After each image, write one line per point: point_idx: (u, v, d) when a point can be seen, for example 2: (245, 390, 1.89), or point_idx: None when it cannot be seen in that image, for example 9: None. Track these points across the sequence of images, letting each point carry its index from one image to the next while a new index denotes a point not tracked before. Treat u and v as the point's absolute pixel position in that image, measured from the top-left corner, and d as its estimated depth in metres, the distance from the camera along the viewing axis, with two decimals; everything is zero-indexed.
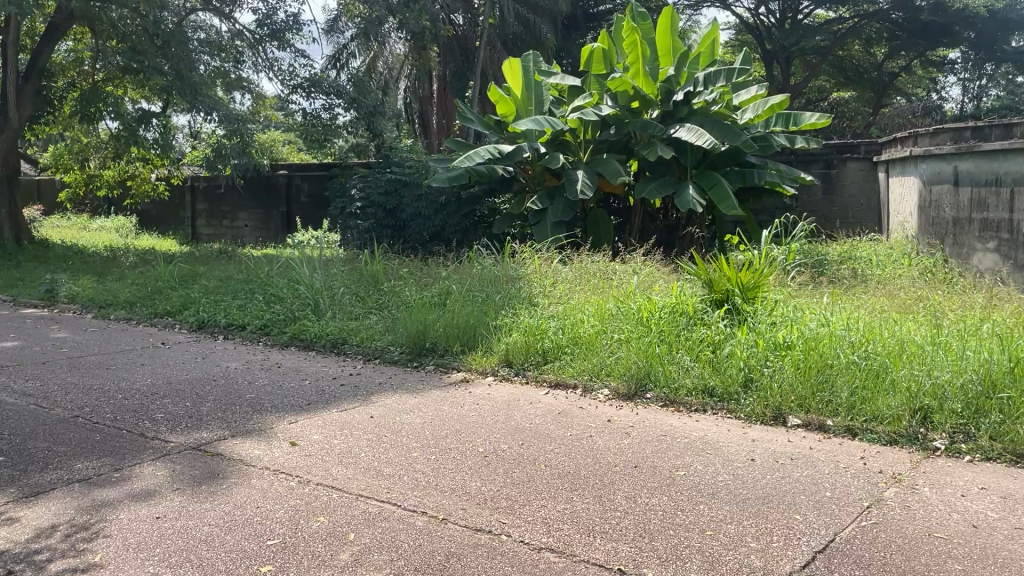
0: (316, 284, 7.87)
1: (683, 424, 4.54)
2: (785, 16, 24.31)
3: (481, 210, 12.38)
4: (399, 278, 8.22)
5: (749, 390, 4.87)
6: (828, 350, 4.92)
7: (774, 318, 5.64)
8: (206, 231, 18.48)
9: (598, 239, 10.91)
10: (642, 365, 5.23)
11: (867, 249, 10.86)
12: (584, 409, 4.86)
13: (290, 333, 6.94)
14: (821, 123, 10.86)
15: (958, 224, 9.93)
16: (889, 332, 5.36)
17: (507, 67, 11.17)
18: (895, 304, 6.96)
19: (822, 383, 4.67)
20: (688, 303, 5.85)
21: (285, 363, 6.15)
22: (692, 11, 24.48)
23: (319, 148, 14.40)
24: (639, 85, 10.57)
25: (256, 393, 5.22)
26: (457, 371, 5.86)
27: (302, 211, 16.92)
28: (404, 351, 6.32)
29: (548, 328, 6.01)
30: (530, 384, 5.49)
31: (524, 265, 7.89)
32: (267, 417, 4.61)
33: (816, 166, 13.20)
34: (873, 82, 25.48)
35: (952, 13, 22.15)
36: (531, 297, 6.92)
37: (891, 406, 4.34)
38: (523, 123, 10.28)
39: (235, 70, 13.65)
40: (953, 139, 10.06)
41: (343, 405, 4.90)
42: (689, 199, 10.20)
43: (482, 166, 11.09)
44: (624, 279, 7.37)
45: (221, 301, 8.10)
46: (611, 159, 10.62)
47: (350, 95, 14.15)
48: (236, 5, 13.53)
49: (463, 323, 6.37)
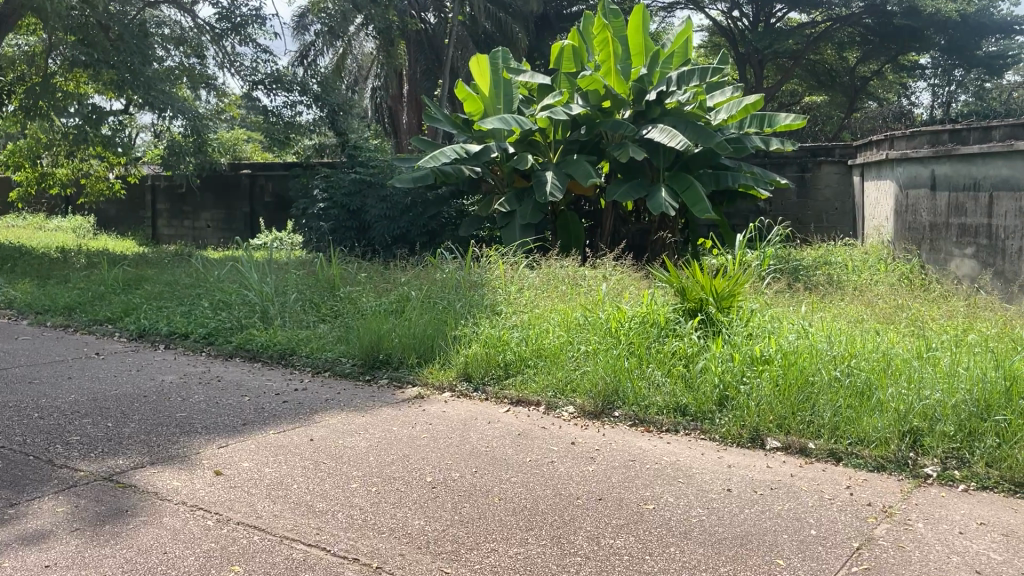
0: (267, 290, 7.41)
1: (652, 448, 4.16)
2: (757, 19, 24.17)
3: (448, 211, 11.94)
4: (356, 284, 7.78)
5: (724, 410, 4.50)
6: (809, 366, 4.56)
7: (751, 330, 5.27)
8: (166, 232, 17.84)
9: (568, 244, 10.54)
10: (610, 382, 4.85)
11: (842, 254, 10.59)
12: (546, 430, 4.46)
13: (236, 343, 6.48)
14: (797, 124, 10.54)
15: (934, 229, 9.69)
16: (872, 345, 5.03)
17: (474, 64, 10.75)
18: (874, 313, 6.63)
19: (803, 402, 4.31)
20: (659, 313, 5.47)
21: (227, 377, 5.69)
22: (666, 13, 24.26)
23: (282, 148, 13.89)
24: (610, 84, 10.22)
25: (187, 413, 4.75)
26: (412, 386, 5.44)
27: (266, 211, 16.38)
28: (356, 362, 5.89)
29: (510, 339, 5.62)
30: (490, 401, 5.08)
31: (489, 270, 7.50)
32: (194, 441, 4.17)
33: (790, 169, 12.92)
34: (845, 85, 25.42)
35: (925, 18, 22.08)
36: (494, 304, 6.53)
37: (877, 428, 4.00)
38: (491, 122, 9.85)
39: (200, 66, 13.15)
40: (930, 143, 9.82)
41: (281, 425, 4.46)
42: (661, 201, 9.85)
43: (449, 166, 10.66)
44: (593, 286, 6.98)
45: (165, 308, 7.60)
46: (581, 160, 10.22)
47: (314, 92, 13.61)
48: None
49: (420, 333, 5.95)
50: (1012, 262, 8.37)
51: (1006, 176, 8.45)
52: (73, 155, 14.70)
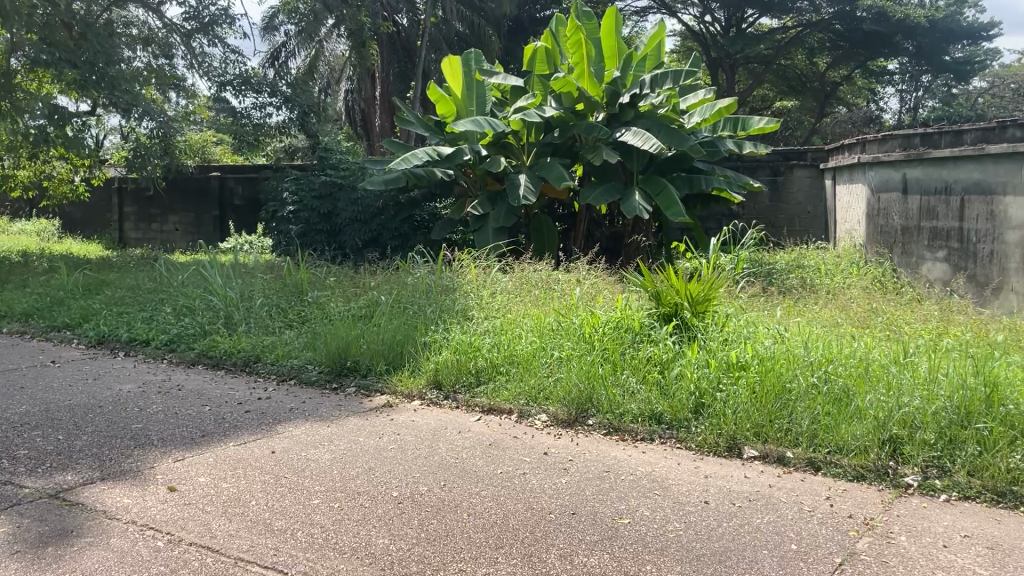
0: (232, 295, 7.21)
1: (627, 457, 4.04)
2: (730, 24, 24.25)
3: (420, 214, 11.77)
4: (325, 288, 7.59)
5: (700, 417, 4.39)
6: (786, 372, 4.46)
7: (727, 335, 5.17)
8: (133, 236, 17.46)
9: (542, 247, 10.41)
10: (584, 389, 4.71)
11: (814, 257, 10.56)
12: (518, 440, 4.32)
13: (198, 350, 6.27)
14: (770, 127, 10.52)
15: (906, 233, 9.70)
16: (849, 350, 4.94)
17: (446, 65, 10.59)
18: (848, 318, 6.58)
19: (780, 410, 4.21)
20: (634, 318, 5.35)
21: (188, 385, 5.48)
22: (639, 17, 24.28)
23: (251, 150, 13.63)
24: (584, 86, 10.12)
25: (144, 424, 4.56)
26: (380, 394, 5.26)
27: (236, 214, 16.09)
28: (322, 369, 5.71)
29: (482, 345, 5.48)
30: (460, 410, 4.92)
31: (461, 274, 7.36)
32: (149, 455, 3.99)
33: (763, 173, 12.91)
34: (816, 91, 25.62)
35: (894, 23, 22.21)
36: (466, 309, 6.38)
37: (857, 436, 3.90)
38: (463, 124, 9.70)
39: (169, 67, 12.88)
40: (902, 146, 9.81)
41: (242, 437, 4.29)
42: (635, 205, 9.75)
43: (421, 169, 10.49)
44: (567, 290, 6.87)
45: (126, 313, 7.36)
46: (554, 163, 10.09)
47: (284, 94, 13.36)
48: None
49: (389, 340, 5.78)
50: (983, 266, 8.39)
51: (978, 180, 8.45)
52: (34, 157, 14.31)
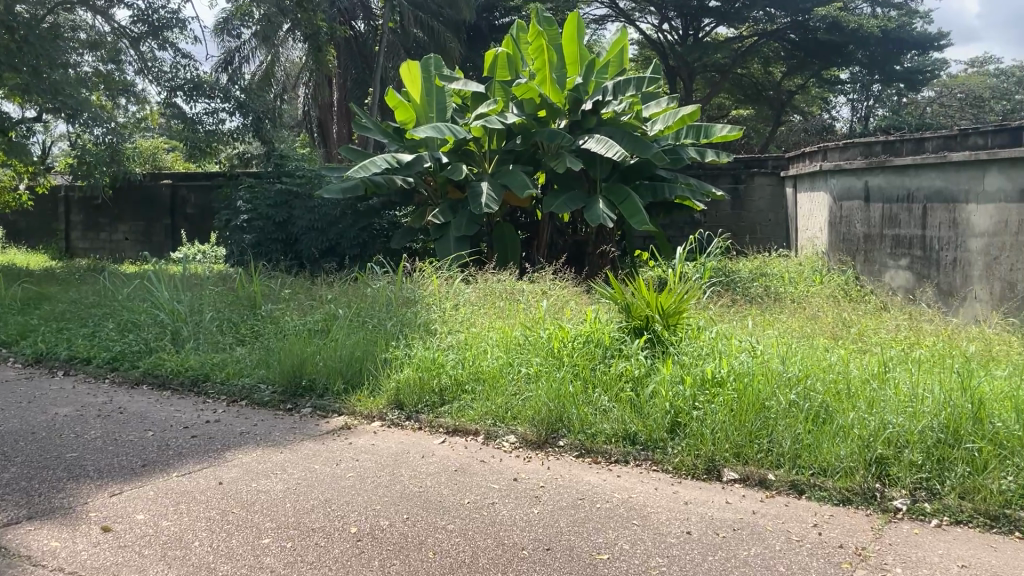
0: (180, 309, 6.84)
1: (602, 482, 3.82)
2: (687, 33, 24.16)
3: (379, 223, 11.46)
4: (279, 301, 7.25)
5: (676, 437, 4.18)
6: (764, 388, 4.28)
7: (702, 348, 4.97)
8: (80, 245, 16.85)
9: (505, 257, 10.18)
10: (553, 408, 4.48)
11: (778, 265, 10.48)
12: (486, 464, 4.07)
13: (143, 369, 5.92)
14: (732, 135, 10.41)
15: (869, 241, 9.66)
16: (826, 364, 4.78)
17: (405, 71, 10.34)
18: (817, 329, 6.42)
19: (760, 430, 4.03)
20: (604, 332, 5.13)
21: (131, 408, 5.13)
22: (598, 26, 24.24)
23: (202, 157, 13.17)
24: (546, 93, 9.90)
25: (80, 452, 4.22)
26: (337, 415, 4.96)
27: (188, 223, 15.61)
28: (275, 388, 5.40)
29: (446, 361, 5.21)
30: (423, 431, 4.65)
31: (422, 285, 7.08)
32: (83, 488, 3.67)
33: (724, 180, 12.84)
34: (771, 99, 25.75)
35: (848, 32, 22.13)
36: (427, 323, 6.10)
37: (841, 456, 3.75)
38: (423, 130, 9.44)
39: (119, 73, 12.30)
40: (863, 154, 9.79)
41: (187, 466, 3.99)
42: (599, 213, 9.56)
43: (379, 176, 10.20)
44: (531, 301, 6.64)
45: (66, 330, 6.94)
46: (517, 170, 9.88)
47: (237, 99, 12.92)
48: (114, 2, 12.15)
49: (347, 356, 5.49)
50: (946, 274, 8.31)
51: (940, 187, 8.39)
52: None
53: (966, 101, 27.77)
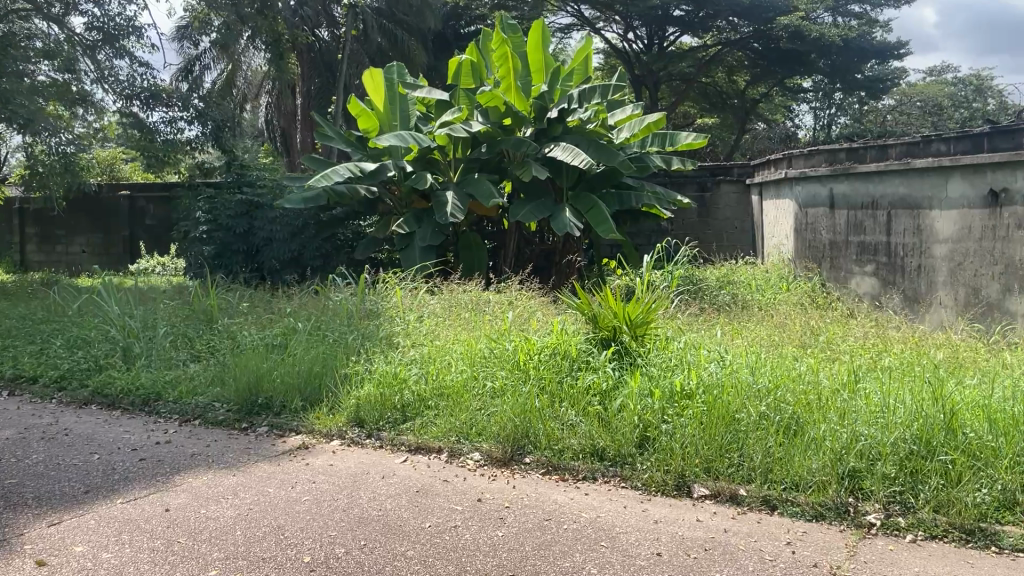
0: (132, 325, 6.60)
1: (568, 501, 3.69)
2: (652, 42, 24.16)
3: (343, 233, 11.26)
4: (237, 315, 7.02)
5: (645, 452, 4.06)
6: (733, 400, 4.18)
7: (671, 359, 4.86)
8: (36, 259, 16.36)
9: (470, 267, 10.03)
10: (519, 424, 4.34)
11: (745, 273, 10.44)
12: (449, 484, 3.92)
13: (92, 388, 5.67)
14: (698, 143, 10.38)
15: (834, 247, 9.67)
16: (796, 374, 4.69)
17: (368, 77, 10.16)
18: (784, 338, 6.35)
19: (731, 443, 3.93)
20: (570, 344, 5.00)
21: (77, 429, 4.89)
22: (563, 34, 24.23)
23: (161, 167, 12.82)
24: (511, 101, 9.78)
25: (18, 478, 3.98)
26: (296, 434, 4.78)
27: (147, 234, 15.24)
28: (230, 408, 5.19)
29: (408, 376, 5.03)
30: (384, 450, 4.48)
31: (386, 297, 6.90)
32: (19, 517, 3.45)
33: (690, 188, 12.82)
34: (735, 108, 25.95)
35: (810, 41, 22.23)
36: (390, 336, 5.92)
37: (814, 469, 3.67)
38: (386, 139, 9.28)
39: (77, 83, 11.93)
40: (827, 161, 9.81)
41: (133, 492, 3.79)
42: (566, 222, 9.46)
43: (342, 186, 10.01)
44: (497, 313, 6.50)
45: (11, 347, 6.63)
46: (482, 179, 9.75)
47: (195, 107, 12.61)
48: (69, 9, 11.77)
49: (305, 372, 5.31)
50: (911, 280, 8.30)
51: (904, 194, 8.41)
52: None
53: (924, 109, 28.19)
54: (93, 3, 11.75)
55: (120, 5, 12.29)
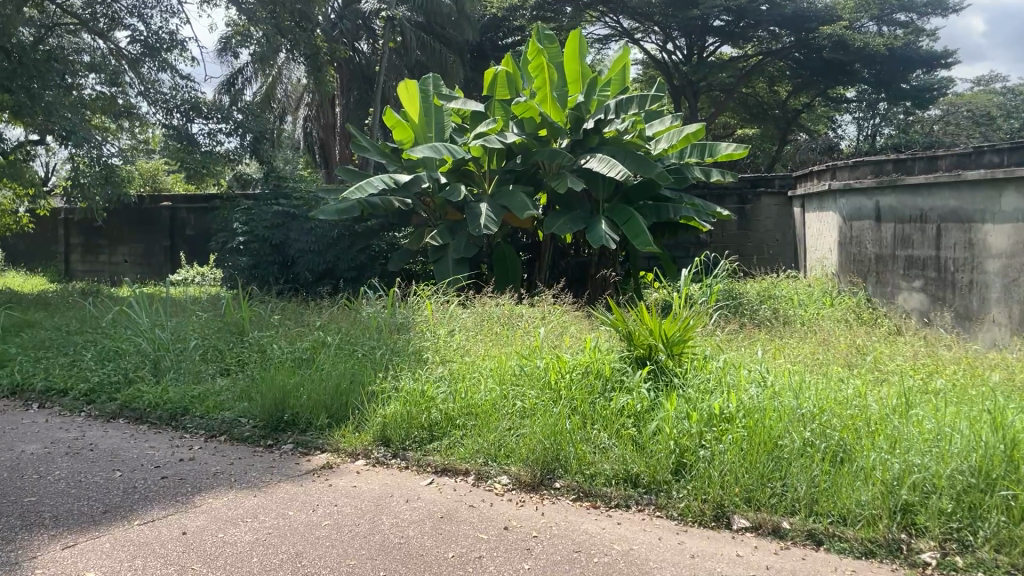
0: (163, 337, 6.57)
1: (600, 531, 3.50)
2: (692, 53, 23.70)
3: (378, 244, 11.20)
4: (268, 328, 6.95)
5: (681, 479, 3.86)
6: (775, 424, 3.96)
7: (708, 380, 4.63)
8: (80, 268, 16.58)
9: (504, 280, 9.87)
10: (549, 446, 4.16)
11: (787, 287, 10.14)
12: (476, 509, 3.76)
13: (120, 402, 5.62)
14: (738, 153, 10.11)
15: (881, 262, 9.33)
16: (842, 397, 4.44)
17: (403, 89, 10.08)
18: (828, 356, 6.09)
19: (774, 472, 3.72)
20: (604, 363, 4.81)
21: (102, 445, 4.83)
22: (601, 45, 24.08)
23: (200, 179, 12.88)
24: (547, 112, 9.62)
25: (38, 496, 3.90)
26: (320, 453, 4.66)
27: (187, 245, 15.37)
28: (256, 424, 5.09)
29: (436, 394, 4.88)
30: (410, 471, 4.34)
31: (417, 311, 6.79)
32: (34, 539, 3.37)
33: (730, 201, 12.55)
34: (777, 118, 25.55)
35: (854, 51, 21.83)
36: (419, 352, 5.78)
37: (863, 503, 3.46)
38: (421, 150, 9.19)
39: (123, 96, 12.03)
40: (874, 173, 9.50)
41: (152, 512, 3.70)
42: (601, 234, 9.25)
43: (376, 198, 9.94)
44: (530, 328, 6.33)
45: (44, 359, 6.62)
46: (517, 191, 9.61)
47: (236, 119, 12.61)
48: (114, 23, 11.81)
49: (332, 388, 5.18)
50: (962, 296, 7.94)
51: (954, 207, 8.07)
52: None
53: (973, 119, 27.43)
54: (137, 18, 11.86)
55: (163, 20, 12.40)
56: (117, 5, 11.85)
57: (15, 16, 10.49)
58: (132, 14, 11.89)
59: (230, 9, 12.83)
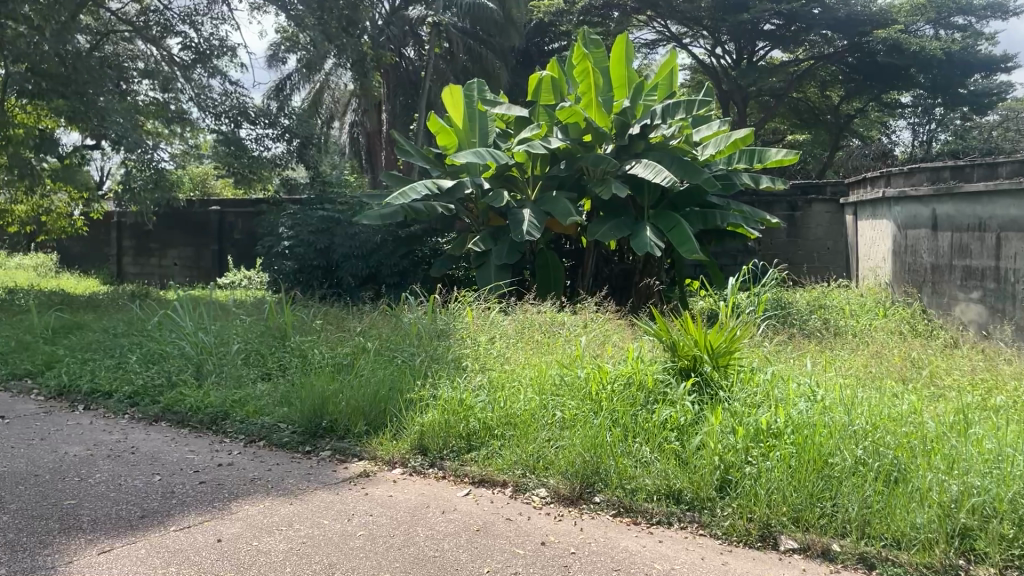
0: (207, 341, 6.61)
1: (640, 549, 3.39)
2: (741, 57, 23.35)
3: (421, 250, 11.20)
4: (310, 332, 6.96)
5: (726, 496, 3.73)
6: (826, 441, 3.80)
7: (755, 394, 4.48)
8: (131, 270, 16.89)
9: (546, 287, 9.78)
10: (589, 460, 4.05)
11: (838, 297, 9.87)
12: (514, 523, 3.67)
13: (163, 405, 5.66)
14: (788, 159, 9.86)
15: (936, 272, 9.02)
16: (896, 413, 4.26)
17: (447, 94, 10.07)
18: (881, 370, 5.88)
19: (824, 491, 3.57)
20: (646, 374, 4.69)
21: (144, 447, 4.85)
22: (648, 49, 23.86)
23: (249, 184, 13.08)
24: (591, 117, 9.54)
25: (78, 500, 3.91)
26: (357, 460, 4.62)
27: (235, 249, 15.57)
28: (296, 430, 5.07)
29: (475, 403, 4.80)
30: (447, 481, 4.27)
31: (458, 318, 6.74)
32: (72, 543, 3.37)
33: (780, 208, 12.30)
34: (829, 124, 25.03)
35: (909, 55, 21.33)
36: (458, 359, 5.71)
37: (918, 525, 3.29)
38: (464, 156, 9.16)
39: (175, 101, 12.07)
40: (930, 180, 9.20)
41: (188, 519, 3.68)
42: (646, 241, 9.11)
43: (420, 203, 9.94)
44: (572, 337, 6.23)
45: (91, 361, 6.72)
46: (560, 197, 9.51)
47: (284, 124, 12.72)
48: (166, 31, 12.02)
49: (370, 395, 5.14)
50: None
51: (1016, 216, 7.72)
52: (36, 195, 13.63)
53: None
54: (189, 25, 12.06)
55: (213, 27, 12.59)
56: (170, 13, 12.09)
57: (71, 23, 10.74)
58: (184, 21, 12.08)
59: (279, 15, 12.96)
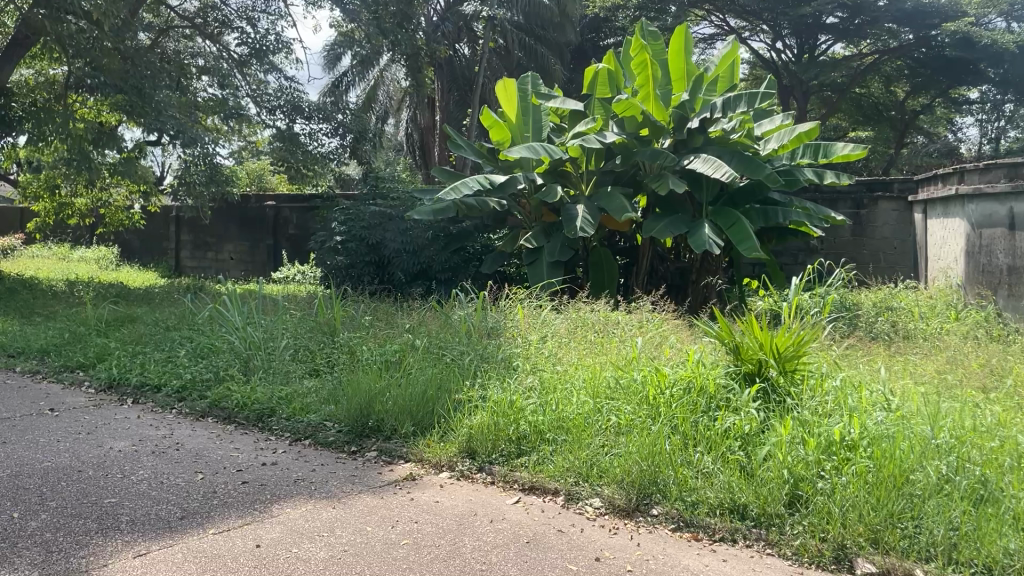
0: (255, 336, 6.52)
1: (702, 569, 3.15)
2: (802, 52, 22.67)
3: (472, 246, 11.00)
4: (358, 328, 6.83)
5: (796, 513, 3.46)
6: (906, 456, 3.50)
7: (826, 403, 4.17)
8: (190, 264, 17.12)
9: (600, 285, 9.53)
10: (647, 469, 3.80)
11: (905, 298, 9.39)
12: (567, 536, 3.45)
13: (210, 400, 5.58)
14: (855, 154, 9.41)
15: (1015, 273, 8.59)
16: (982, 426, 3.92)
17: (501, 88, 9.86)
18: (955, 377, 5.51)
19: (907, 510, 3.27)
20: (707, 378, 4.41)
21: (189, 445, 4.76)
22: (705, 45, 23.34)
23: (302, 180, 13.00)
24: (649, 111, 9.22)
25: (118, 499, 3.82)
26: (403, 462, 4.47)
27: (290, 243, 15.56)
28: (341, 429, 4.92)
29: (525, 406, 4.60)
30: (497, 487, 4.08)
31: (508, 316, 6.53)
32: (107, 545, 3.26)
33: (844, 205, 11.86)
34: (894, 120, 24.14)
35: (979, 49, 20.20)
36: (509, 359, 5.50)
37: (1012, 552, 3.00)
38: (518, 150, 8.95)
39: (234, 97, 11.86)
40: (1008, 177, 8.70)
41: (227, 521, 3.55)
42: (704, 238, 8.78)
43: (471, 198, 9.76)
44: (626, 337, 5.98)
45: (142, 354, 6.70)
46: (615, 193, 9.24)
47: (338, 120, 12.68)
48: (224, 27, 12.08)
49: (418, 395, 4.97)
50: None
51: None
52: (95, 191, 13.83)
53: None
54: (245, 22, 12.08)
55: (270, 23, 12.60)
56: (227, 9, 12.12)
57: (130, 20, 10.83)
58: (242, 17, 12.11)
59: (335, 11, 12.86)
